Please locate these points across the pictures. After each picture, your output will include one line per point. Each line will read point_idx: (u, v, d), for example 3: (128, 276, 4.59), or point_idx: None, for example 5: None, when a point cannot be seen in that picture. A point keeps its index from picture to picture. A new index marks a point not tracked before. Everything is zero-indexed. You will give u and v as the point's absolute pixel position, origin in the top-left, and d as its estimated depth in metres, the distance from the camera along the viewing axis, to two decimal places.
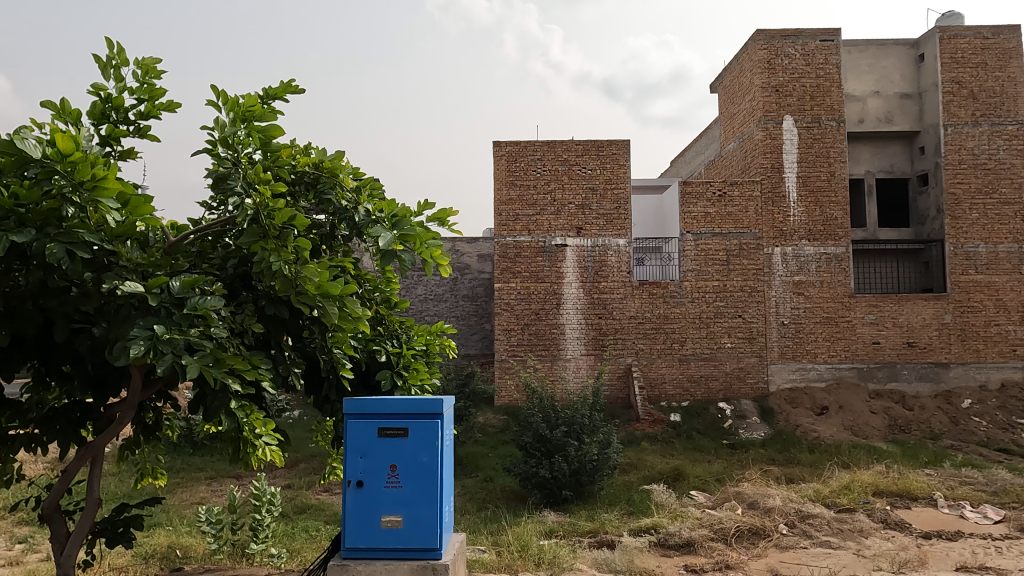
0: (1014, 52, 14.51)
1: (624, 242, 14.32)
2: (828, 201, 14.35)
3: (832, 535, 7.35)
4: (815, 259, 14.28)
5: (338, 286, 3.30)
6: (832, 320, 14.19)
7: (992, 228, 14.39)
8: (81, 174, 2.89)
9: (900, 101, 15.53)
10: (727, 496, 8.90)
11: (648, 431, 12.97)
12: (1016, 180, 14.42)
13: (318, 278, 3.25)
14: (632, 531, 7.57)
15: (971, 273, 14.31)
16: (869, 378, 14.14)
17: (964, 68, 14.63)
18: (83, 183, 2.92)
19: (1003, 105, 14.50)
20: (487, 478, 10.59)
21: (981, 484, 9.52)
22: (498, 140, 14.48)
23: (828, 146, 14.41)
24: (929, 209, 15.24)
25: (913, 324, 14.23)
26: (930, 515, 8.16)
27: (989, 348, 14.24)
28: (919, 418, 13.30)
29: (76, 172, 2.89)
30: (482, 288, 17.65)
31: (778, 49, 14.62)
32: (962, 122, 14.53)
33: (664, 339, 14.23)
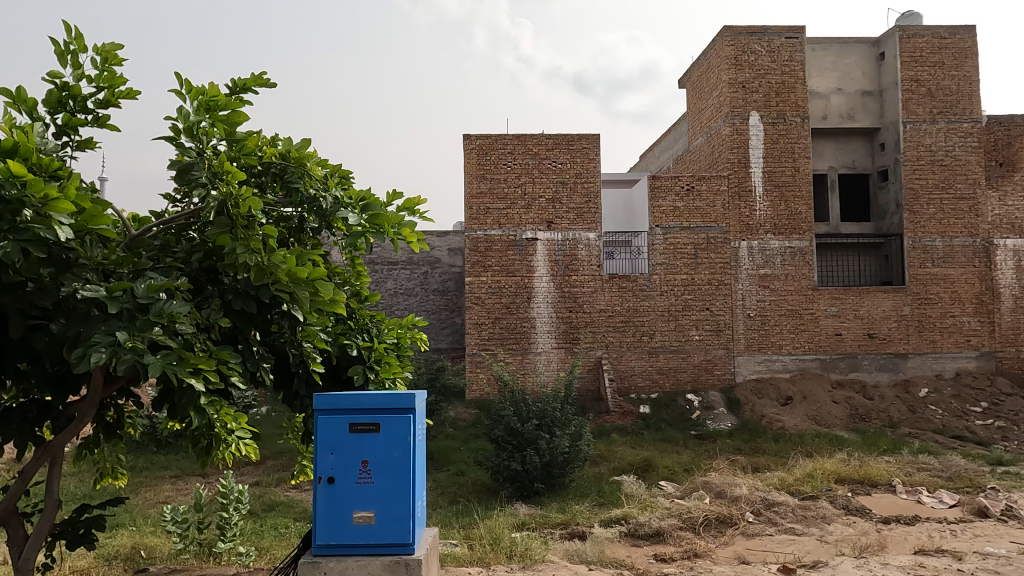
0: (969, 52, 14.99)
1: (594, 236, 14.40)
2: (792, 196, 14.64)
3: (796, 522, 7.54)
4: (781, 253, 14.57)
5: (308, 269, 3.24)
6: (796, 313, 14.51)
7: (948, 223, 14.86)
8: (33, 190, 2.74)
9: (862, 98, 15.89)
10: (695, 486, 9.06)
11: (618, 423, 13.11)
12: (970, 176, 14.90)
13: (287, 262, 3.20)
14: (602, 521, 7.65)
15: (928, 266, 14.77)
16: (832, 368, 14.51)
17: (922, 66, 15.05)
18: (36, 198, 2.77)
19: (959, 103, 14.98)
20: (458, 472, 10.60)
21: (937, 469, 9.86)
22: (468, 134, 14.40)
23: (793, 142, 14.70)
24: (889, 204, 15.65)
25: (873, 316, 14.63)
26: (890, 501, 8.42)
27: (945, 339, 14.72)
28: (879, 407, 13.70)
29: (28, 187, 2.73)
30: (452, 282, 17.60)
31: (744, 46, 14.82)
32: (921, 119, 14.96)
33: (633, 332, 14.37)
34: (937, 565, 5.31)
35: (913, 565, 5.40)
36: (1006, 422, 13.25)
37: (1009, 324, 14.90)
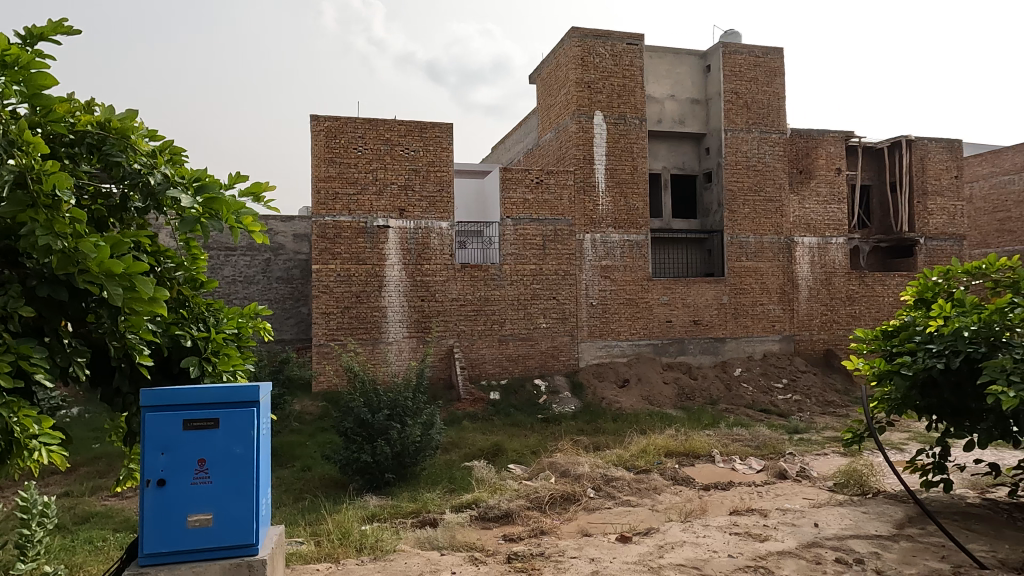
0: (777, 71, 17.01)
1: (447, 225, 14.43)
2: (631, 193, 15.71)
3: (632, 494, 8.17)
4: (620, 246, 15.59)
5: (127, 260, 2.89)
6: (633, 301, 15.63)
7: (759, 222, 16.77)
8: None
9: (691, 106, 17.38)
10: (542, 467, 9.47)
11: (469, 410, 13.29)
12: (776, 181, 16.94)
13: (101, 249, 2.84)
14: (453, 507, 7.74)
15: (743, 260, 16.59)
16: (662, 352, 15.84)
17: (740, 80, 16.83)
18: None
19: (769, 116, 16.95)
20: (304, 467, 10.17)
21: (747, 439, 11.17)
22: (316, 114, 13.71)
23: (632, 142, 15.75)
24: (711, 204, 17.33)
25: (698, 304, 16.15)
26: (710, 470, 9.39)
27: (756, 324, 16.66)
28: (702, 386, 15.19)
29: None
30: (297, 270, 16.74)
31: (590, 48, 15.56)
32: (738, 128, 16.72)
33: (484, 320, 14.64)
34: (747, 522, 5.94)
35: (728, 523, 5.98)
36: (801, 396, 15.32)
37: (805, 311, 17.19)
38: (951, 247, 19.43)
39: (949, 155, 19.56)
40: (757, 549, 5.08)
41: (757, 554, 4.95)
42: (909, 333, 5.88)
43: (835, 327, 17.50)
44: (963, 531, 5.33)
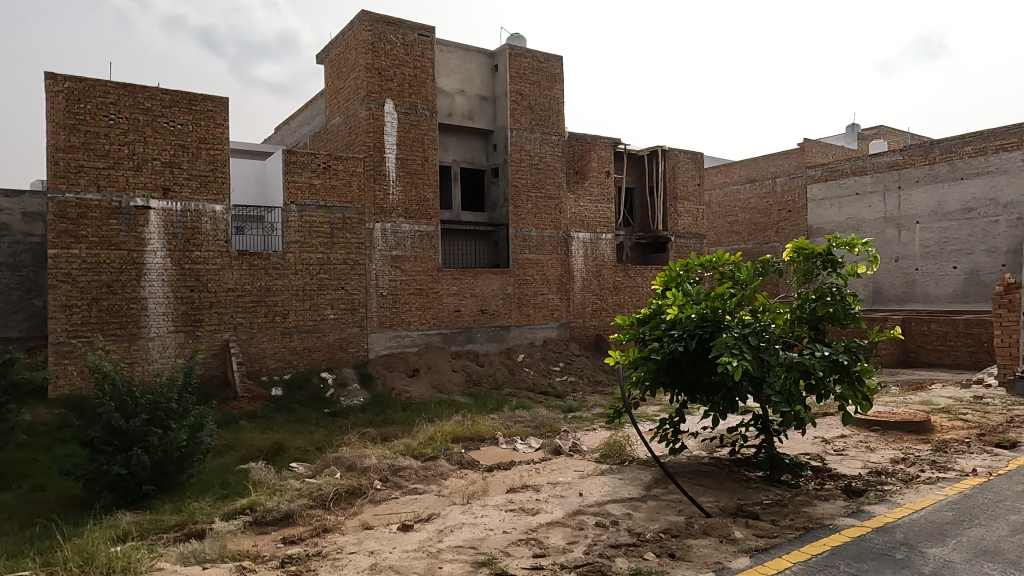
0: (556, 77, 18.34)
1: (221, 209, 13.19)
2: (421, 183, 15.81)
3: (418, 482, 8.25)
4: (411, 236, 15.60)
5: None
6: (423, 291, 15.75)
7: (540, 217, 17.95)
8: None
9: (480, 103, 17.90)
10: (326, 462, 9.15)
11: (246, 408, 12.32)
12: (556, 180, 18.26)
13: None
14: (225, 515, 7.13)
15: (526, 252, 17.63)
16: (451, 341, 16.22)
17: (524, 82, 17.84)
18: None
19: (550, 119, 18.20)
20: (36, 488, 8.61)
21: (528, 420, 11.93)
22: (52, 72, 11.60)
23: (422, 134, 15.82)
24: (498, 198, 18.08)
25: (485, 294, 16.81)
26: (493, 452, 9.86)
27: (537, 313, 17.84)
28: (488, 372, 15.87)
29: None
30: (28, 255, 14.06)
31: (381, 34, 15.28)
32: (523, 128, 17.71)
33: (265, 312, 13.65)
34: (521, 498, 6.34)
35: (504, 501, 6.32)
36: (575, 377, 16.79)
37: (579, 299, 18.83)
38: (694, 244, 22.68)
39: (694, 165, 22.77)
40: (529, 522, 5.45)
41: (529, 527, 5.31)
42: (655, 321, 6.72)
43: (604, 314, 19.43)
44: (694, 486, 6.27)
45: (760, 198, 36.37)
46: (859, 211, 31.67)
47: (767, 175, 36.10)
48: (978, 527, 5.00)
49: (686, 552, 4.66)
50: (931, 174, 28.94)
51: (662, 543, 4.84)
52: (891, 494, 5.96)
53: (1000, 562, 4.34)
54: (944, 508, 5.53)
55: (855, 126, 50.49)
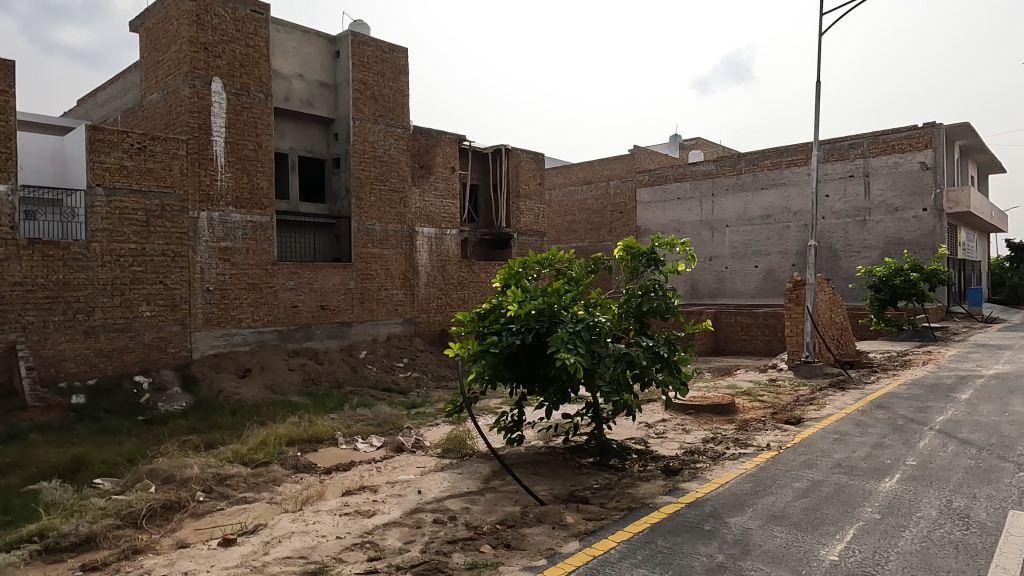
0: (401, 69, 18.09)
1: (4, 189, 11.28)
2: (254, 171, 14.76)
3: (248, 491, 7.67)
4: (242, 227, 14.49)
5: None
6: (256, 286, 14.71)
7: (384, 211, 17.57)
8: None
9: (320, 89, 17.03)
10: (139, 476, 8.20)
11: (38, 419, 10.67)
12: (400, 174, 17.97)
13: None
14: (6, 546, 6.10)
15: (369, 246, 17.15)
16: (288, 339, 15.34)
17: (368, 72, 17.39)
18: None
19: (394, 111, 17.90)
20: None
21: (370, 418, 11.62)
22: None
23: (255, 117, 14.79)
24: (339, 189, 17.29)
25: (325, 289, 16.11)
26: (331, 454, 9.46)
27: (380, 308, 17.45)
28: (328, 370, 15.23)
29: None
30: None
31: (207, 5, 14.02)
32: (366, 118, 17.24)
33: (63, 310, 11.91)
34: (358, 500, 6.13)
35: (339, 504, 6.07)
36: (419, 373, 16.68)
37: (423, 294, 18.72)
38: (535, 242, 23.54)
39: (535, 166, 23.62)
40: (365, 525, 5.28)
41: (364, 531, 5.14)
42: (496, 315, 6.82)
43: (448, 309, 19.50)
44: (530, 476, 6.48)
45: (596, 199, 38.65)
46: (680, 215, 34.87)
47: (602, 178, 38.44)
48: (770, 495, 5.70)
49: (521, 541, 4.78)
50: (738, 184, 32.62)
51: (498, 534, 4.93)
52: (702, 471, 6.60)
53: (787, 524, 4.97)
54: (744, 480, 6.22)
55: (677, 137, 55.47)
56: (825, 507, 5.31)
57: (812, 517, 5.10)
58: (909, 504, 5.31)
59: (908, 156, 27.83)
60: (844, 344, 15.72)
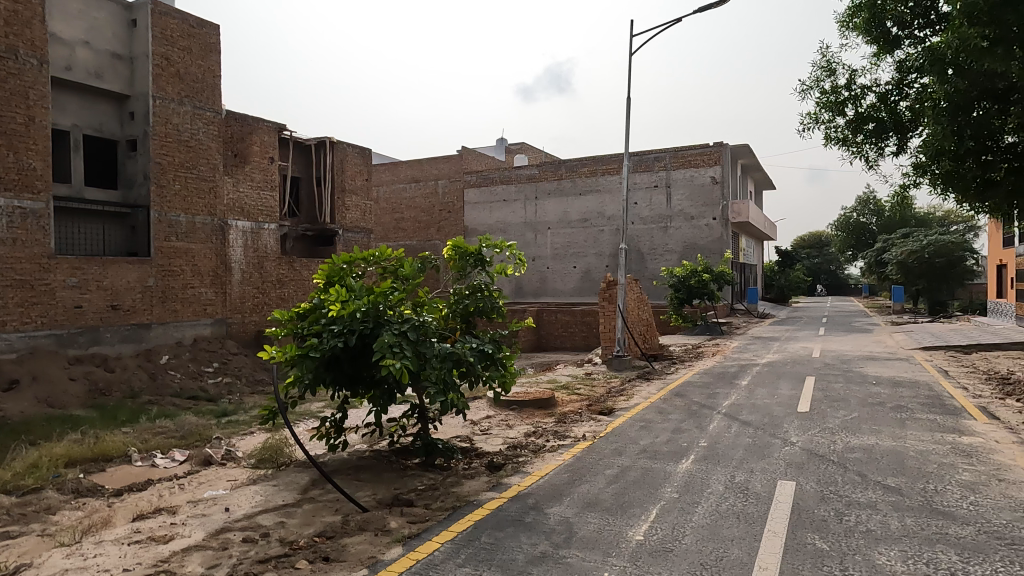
0: (212, 47, 16.56)
1: None
2: (25, 148, 12.61)
3: (11, 524, 6.46)
4: (6, 213, 12.26)
5: None
6: (25, 283, 12.54)
7: (190, 201, 15.95)
8: None
9: (111, 60, 15.01)
10: None
11: None
12: (210, 161, 16.43)
13: None
14: None
15: (171, 240, 15.45)
16: (69, 344, 13.28)
17: (172, 46, 15.66)
18: None
19: (203, 92, 16.32)
20: None
21: (171, 431, 10.44)
22: None
23: (27, 86, 12.65)
24: (136, 175, 15.33)
25: (117, 286, 14.22)
26: (121, 473, 8.34)
27: (185, 308, 15.80)
28: (120, 378, 13.44)
29: None
30: None
31: None
32: (169, 98, 15.51)
33: None
34: (151, 525, 5.45)
35: (128, 532, 5.35)
36: (231, 378, 15.39)
37: (237, 293, 17.30)
38: (360, 239, 22.85)
39: (362, 160, 22.94)
40: (159, 553, 4.71)
41: (159, 559, 4.58)
42: (316, 316, 6.46)
43: (265, 309, 18.22)
44: (352, 482, 6.24)
45: (424, 197, 38.53)
46: (506, 216, 36.08)
47: (430, 177, 38.43)
48: (585, 483, 6.04)
49: (340, 552, 4.57)
50: (559, 188, 34.47)
51: (315, 548, 4.67)
52: (524, 465, 6.83)
53: (600, 509, 5.30)
54: (562, 471, 6.54)
55: (502, 141, 57.15)
56: (632, 491, 5.76)
57: (621, 500, 5.50)
58: (702, 482, 5.93)
59: (702, 171, 31.33)
60: (649, 339, 17.26)
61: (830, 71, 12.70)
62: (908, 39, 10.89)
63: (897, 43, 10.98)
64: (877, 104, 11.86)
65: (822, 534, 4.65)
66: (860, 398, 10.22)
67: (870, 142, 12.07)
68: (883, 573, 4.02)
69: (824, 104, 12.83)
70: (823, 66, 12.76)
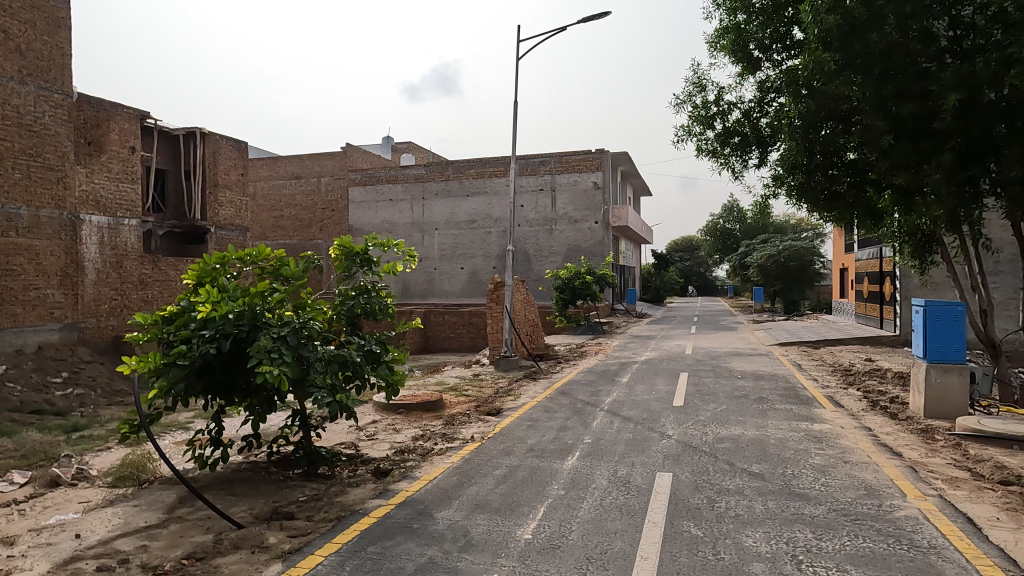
0: (61, 22, 14.91)
1: None
2: None
3: None
4: None
5: None
6: None
7: (33, 192, 14.24)
8: None
9: None
10: None
11: None
12: (60, 149, 14.79)
13: None
14: None
15: (11, 235, 13.71)
16: None
17: (11, 18, 13.93)
18: None
19: (50, 72, 14.64)
20: None
21: (10, 450, 9.25)
22: None
23: None
24: None
25: None
26: None
27: (27, 312, 14.10)
28: None
29: None
30: None
31: None
32: (8, 76, 13.76)
33: None
34: None
35: None
36: (84, 389, 13.88)
37: (90, 295, 15.69)
38: (236, 237, 21.52)
39: (237, 154, 21.61)
40: None
41: None
42: (184, 320, 5.93)
43: (124, 313, 16.64)
44: (225, 498, 5.83)
45: (305, 195, 37.01)
46: (392, 216, 35.51)
47: (311, 174, 36.96)
48: (474, 485, 6.04)
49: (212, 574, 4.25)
50: (446, 189, 34.36)
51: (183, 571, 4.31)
52: (412, 469, 6.71)
53: (489, 511, 5.31)
54: (450, 473, 6.49)
55: (387, 140, 55.99)
56: (520, 490, 5.82)
57: (509, 500, 5.55)
58: (586, 478, 6.12)
59: (584, 176, 32.47)
60: (536, 339, 17.60)
61: (701, 87, 13.57)
62: (769, 62, 11.87)
63: (759, 65, 11.94)
64: (742, 120, 12.85)
65: (696, 521, 4.93)
66: (728, 392, 11.01)
67: (736, 155, 13.00)
68: (751, 554, 4.33)
69: (695, 118, 13.69)
70: (695, 82, 13.62)
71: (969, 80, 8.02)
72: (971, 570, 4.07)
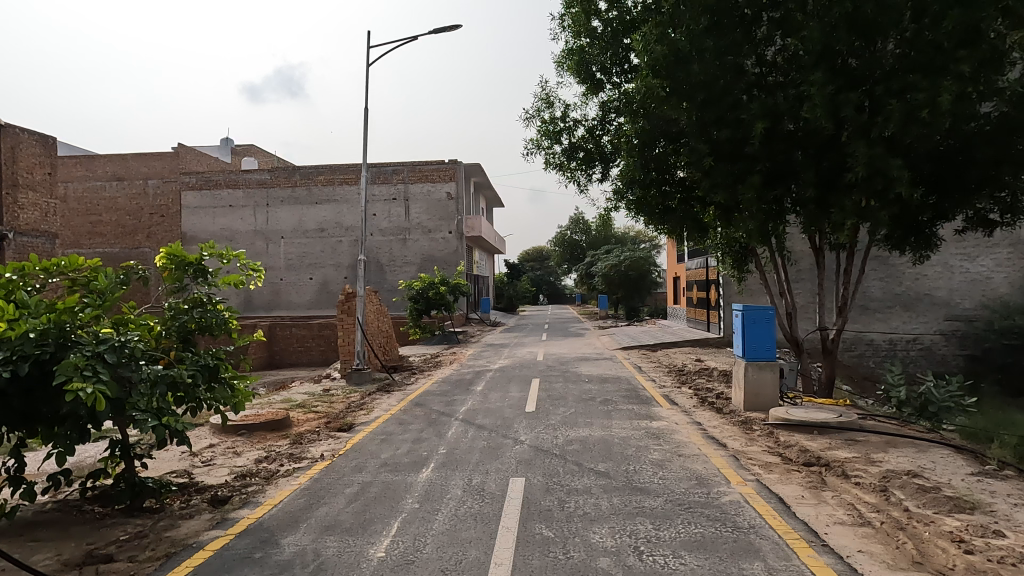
0: None
1: None
2: None
3: None
4: None
5: None
6: None
7: None
8: None
9: None
10: None
11: None
12: None
13: None
14: None
15: None
16: None
17: None
18: None
19: None
20: None
21: None
22: None
23: None
24: None
25: None
26: None
27: None
28: None
29: None
30: None
31: None
32: None
33: None
34: None
35: None
36: None
37: None
38: (42, 244, 18.79)
39: (43, 150, 19.03)
40: None
41: None
42: None
43: None
44: (26, 545, 5.04)
45: (129, 199, 33.78)
46: (232, 223, 33.12)
47: (137, 176, 33.86)
48: (323, 506, 5.76)
49: None
50: (293, 196, 32.75)
51: None
52: (254, 495, 6.26)
53: (339, 531, 5.10)
54: (297, 496, 6.13)
55: (228, 142, 52.47)
56: (373, 507, 5.66)
57: (361, 519, 5.36)
58: (441, 489, 6.08)
59: (437, 186, 32.54)
60: (390, 350, 17.27)
61: (549, 103, 14.16)
62: (609, 83, 12.68)
63: (601, 86, 12.72)
64: (586, 137, 13.58)
65: (548, 523, 5.09)
66: (576, 395, 11.51)
67: (581, 169, 13.72)
68: (597, 548, 4.55)
69: (544, 132, 14.24)
70: (543, 99, 14.18)
71: (772, 110, 9.11)
72: (782, 543, 4.59)
